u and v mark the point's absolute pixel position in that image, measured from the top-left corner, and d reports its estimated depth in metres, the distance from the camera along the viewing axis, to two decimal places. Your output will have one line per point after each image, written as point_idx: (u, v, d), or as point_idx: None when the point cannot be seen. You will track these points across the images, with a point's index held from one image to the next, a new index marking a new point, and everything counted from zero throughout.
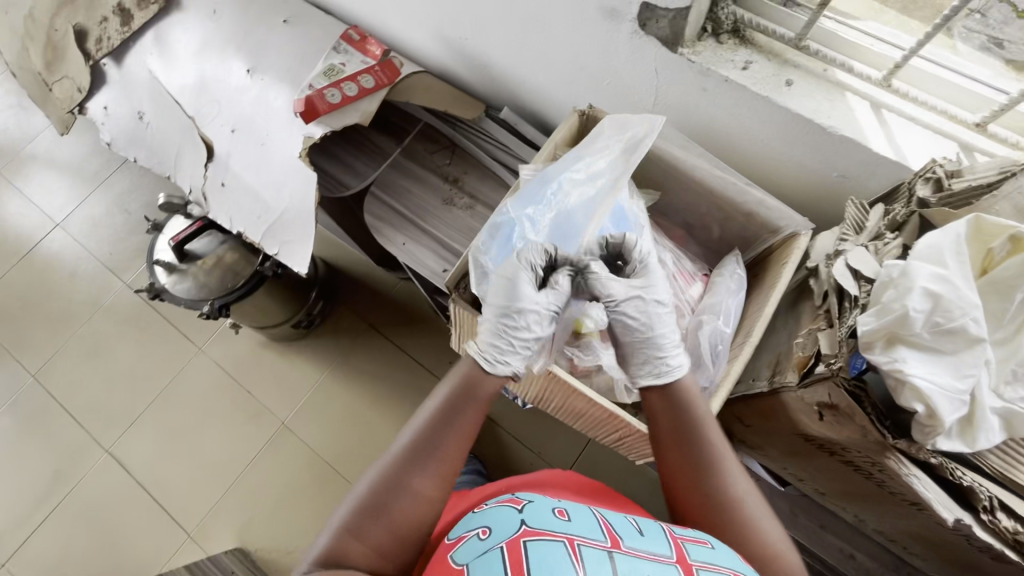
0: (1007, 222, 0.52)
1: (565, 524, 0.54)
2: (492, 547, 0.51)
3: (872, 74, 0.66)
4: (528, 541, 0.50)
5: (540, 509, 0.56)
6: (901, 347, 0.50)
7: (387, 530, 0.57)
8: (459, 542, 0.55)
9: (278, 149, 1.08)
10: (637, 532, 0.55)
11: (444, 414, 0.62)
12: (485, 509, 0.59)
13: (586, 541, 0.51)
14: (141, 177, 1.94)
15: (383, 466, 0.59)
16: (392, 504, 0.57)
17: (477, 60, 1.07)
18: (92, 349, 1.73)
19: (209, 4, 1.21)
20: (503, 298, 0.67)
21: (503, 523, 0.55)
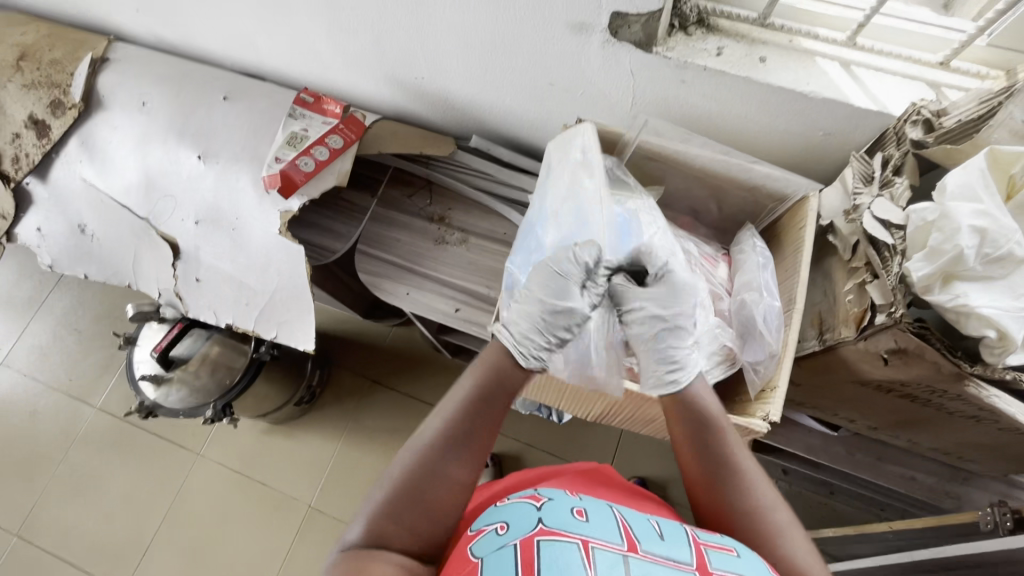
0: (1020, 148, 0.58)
1: (582, 525, 0.54)
2: (506, 544, 0.52)
3: (837, 36, 0.71)
4: (541, 540, 0.51)
5: (559, 508, 0.56)
6: (958, 283, 0.56)
7: (422, 515, 0.56)
8: (477, 536, 0.56)
9: (253, 230, 1.03)
10: (658, 535, 0.55)
11: (474, 398, 0.63)
12: (505, 503, 0.59)
13: (601, 544, 0.51)
14: (83, 289, 1.79)
15: (415, 449, 0.59)
16: (426, 488, 0.57)
17: (436, 96, 1.06)
18: (77, 486, 1.58)
19: (135, 96, 1.13)
20: (546, 291, 0.69)
21: (521, 519, 0.55)
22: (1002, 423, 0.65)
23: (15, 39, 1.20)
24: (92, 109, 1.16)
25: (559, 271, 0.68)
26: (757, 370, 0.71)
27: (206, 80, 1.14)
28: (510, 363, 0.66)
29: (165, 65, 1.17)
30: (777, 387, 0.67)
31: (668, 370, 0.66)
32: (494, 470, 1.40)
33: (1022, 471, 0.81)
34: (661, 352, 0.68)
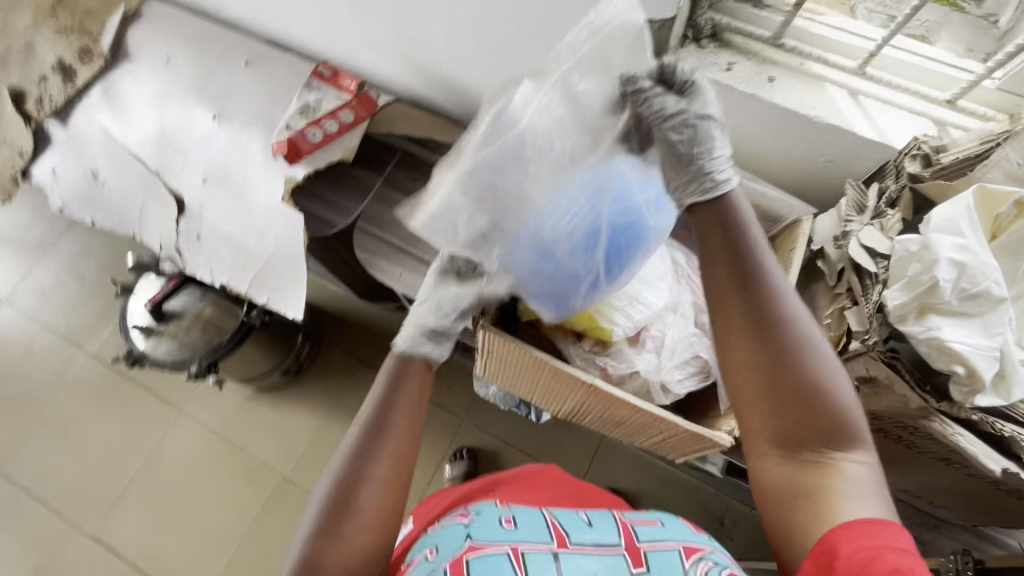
0: (1010, 189, 0.59)
1: (511, 532, 0.54)
2: (437, 568, 0.50)
3: (847, 64, 0.71)
4: (471, 559, 0.50)
5: (489, 518, 0.56)
6: (932, 316, 0.57)
7: (357, 530, 0.54)
8: (409, 567, 0.54)
9: (256, 194, 1.05)
10: (586, 525, 0.57)
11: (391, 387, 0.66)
12: (435, 527, 0.58)
13: (531, 546, 0.52)
14: (91, 237, 1.82)
15: (339, 463, 0.58)
16: (355, 503, 0.55)
17: (453, 85, 1.07)
18: (61, 429, 1.60)
19: (161, 52, 1.16)
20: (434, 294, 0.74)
21: (450, 540, 0.54)
22: (969, 467, 0.64)
23: None
24: (119, 61, 1.18)
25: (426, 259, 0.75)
26: None
27: (231, 44, 1.16)
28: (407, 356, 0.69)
29: (193, 25, 1.19)
30: None
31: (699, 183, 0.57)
32: (468, 463, 1.40)
33: (991, 522, 0.80)
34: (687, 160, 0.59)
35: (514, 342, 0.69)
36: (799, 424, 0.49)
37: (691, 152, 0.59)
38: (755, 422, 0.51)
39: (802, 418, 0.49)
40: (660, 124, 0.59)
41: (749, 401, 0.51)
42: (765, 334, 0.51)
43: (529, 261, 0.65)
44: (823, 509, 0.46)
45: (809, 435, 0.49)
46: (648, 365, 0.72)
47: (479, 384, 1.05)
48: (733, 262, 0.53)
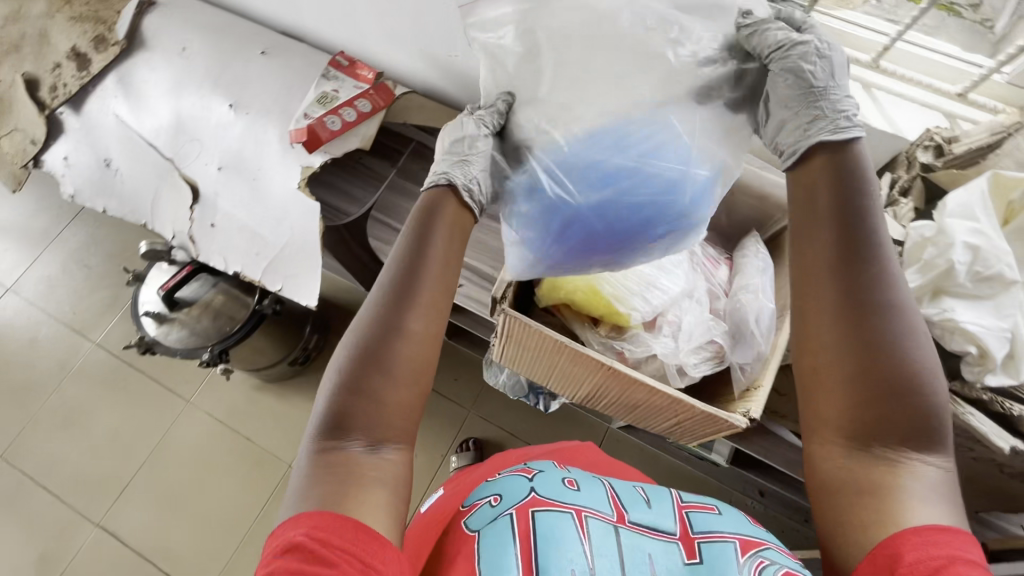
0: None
1: (574, 494, 0.55)
2: (501, 514, 0.52)
3: (861, 58, 0.73)
4: (536, 512, 0.51)
5: (550, 480, 0.57)
6: (947, 298, 0.61)
7: (384, 392, 0.51)
8: (470, 509, 0.56)
9: (273, 183, 1.06)
10: (644, 503, 0.57)
11: (422, 230, 0.58)
12: (498, 477, 0.60)
13: (594, 513, 0.52)
14: (97, 228, 1.83)
15: (367, 313, 0.54)
16: (381, 364, 0.52)
17: (468, 78, 1.08)
18: (68, 416, 1.61)
19: (177, 41, 1.17)
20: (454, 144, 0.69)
21: (513, 490, 0.56)
22: (975, 450, 0.67)
23: None
24: (134, 49, 1.19)
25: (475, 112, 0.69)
26: (744, 368, 0.74)
27: (247, 34, 1.17)
28: (439, 213, 0.60)
29: (209, 15, 1.20)
30: (763, 383, 0.71)
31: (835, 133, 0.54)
32: (475, 453, 1.41)
33: (992, 507, 0.83)
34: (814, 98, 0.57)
35: (536, 326, 0.70)
36: (880, 430, 0.45)
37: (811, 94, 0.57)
38: (833, 412, 0.47)
39: (875, 388, 0.45)
40: (779, 57, 0.57)
41: (833, 394, 0.48)
42: (870, 319, 0.46)
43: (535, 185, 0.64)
44: (880, 477, 0.45)
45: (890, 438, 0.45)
46: (665, 348, 0.74)
47: (490, 371, 1.07)
48: (841, 238, 0.48)
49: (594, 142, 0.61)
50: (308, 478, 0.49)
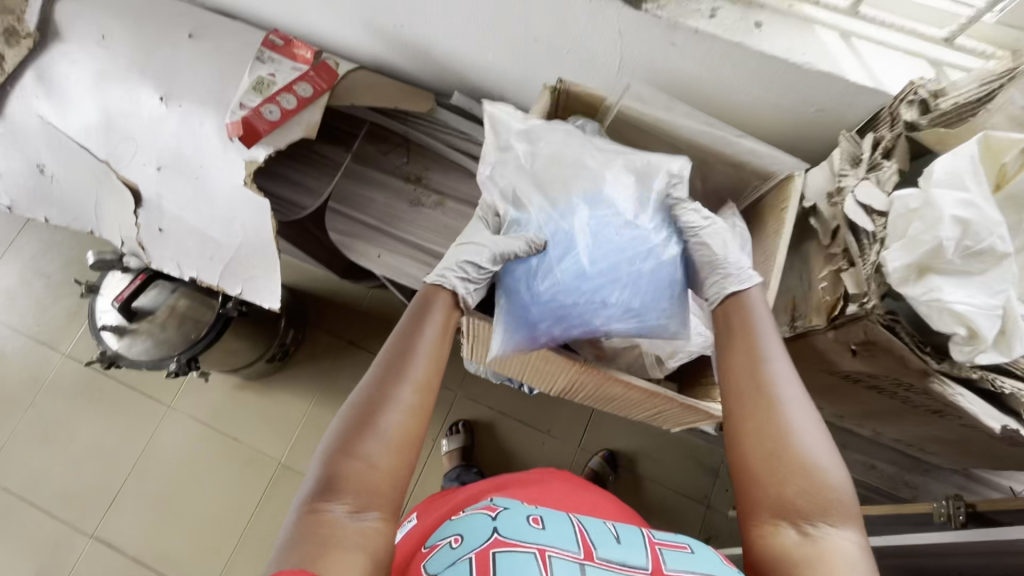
0: (1016, 137, 0.56)
1: (539, 533, 0.52)
2: (460, 559, 0.50)
3: (838, 4, 0.66)
4: (497, 553, 0.49)
5: (515, 516, 0.54)
6: (933, 276, 0.56)
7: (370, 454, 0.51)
8: (432, 552, 0.53)
9: (218, 181, 0.98)
10: (615, 539, 0.53)
11: (419, 307, 0.62)
12: (461, 515, 0.57)
13: (558, 552, 0.50)
14: (51, 234, 1.73)
15: (363, 383, 0.55)
16: (371, 423, 0.52)
17: (417, 50, 0.99)
18: (47, 432, 1.57)
19: (95, 29, 1.06)
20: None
21: (475, 530, 0.53)
22: (961, 418, 0.65)
23: None
24: (50, 40, 1.08)
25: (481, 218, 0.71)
26: None
27: (171, 16, 1.06)
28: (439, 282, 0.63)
29: None
30: None
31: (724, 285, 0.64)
32: (465, 436, 1.40)
33: (977, 464, 0.83)
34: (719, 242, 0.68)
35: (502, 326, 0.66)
36: (801, 510, 0.48)
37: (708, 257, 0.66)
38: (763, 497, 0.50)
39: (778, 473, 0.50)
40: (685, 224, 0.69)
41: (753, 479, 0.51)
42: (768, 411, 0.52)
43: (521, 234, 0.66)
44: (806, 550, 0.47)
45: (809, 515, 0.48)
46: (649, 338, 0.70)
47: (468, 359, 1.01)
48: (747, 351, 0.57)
49: (577, 205, 0.66)
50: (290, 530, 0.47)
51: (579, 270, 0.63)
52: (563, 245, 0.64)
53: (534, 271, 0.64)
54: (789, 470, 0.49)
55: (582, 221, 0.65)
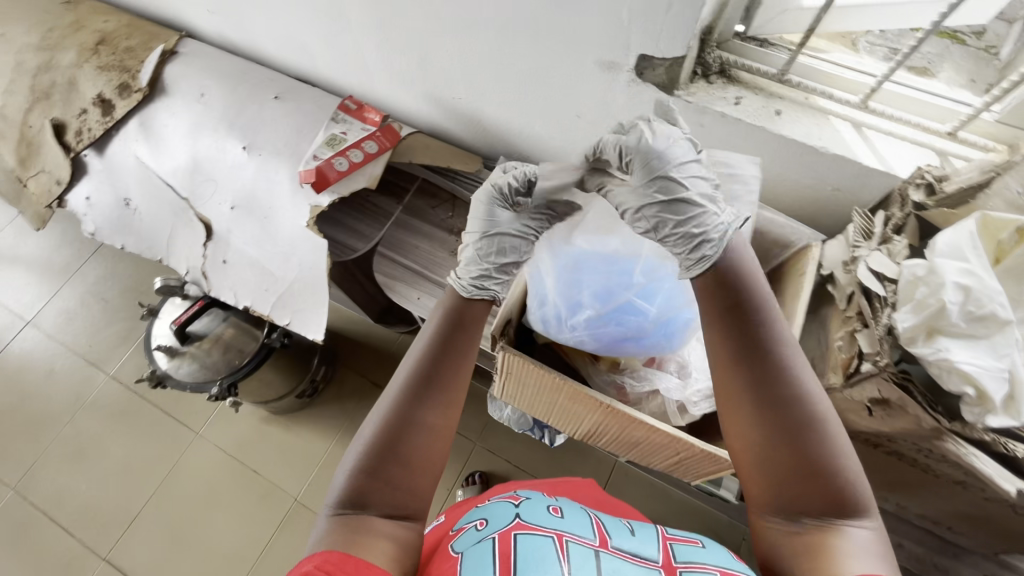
0: (1012, 217, 0.62)
1: (557, 521, 0.56)
2: (485, 538, 0.54)
3: (851, 99, 0.75)
4: (518, 534, 0.52)
5: (535, 506, 0.59)
6: (941, 338, 0.61)
7: (402, 475, 0.58)
8: (458, 534, 0.58)
9: (283, 221, 1.09)
10: (628, 532, 0.59)
11: (443, 339, 0.66)
12: (486, 504, 0.62)
13: (575, 538, 0.53)
14: (115, 262, 1.88)
15: (385, 406, 0.61)
16: (403, 449, 0.58)
17: (470, 118, 1.12)
18: (79, 449, 1.63)
19: (196, 87, 1.23)
20: (473, 217, 0.76)
21: (499, 516, 0.57)
22: (985, 490, 0.67)
23: (98, 26, 1.31)
24: (155, 95, 1.25)
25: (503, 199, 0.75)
26: None
27: (262, 80, 1.23)
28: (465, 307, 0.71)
29: (226, 62, 1.26)
30: None
31: (692, 246, 0.62)
32: (480, 487, 1.40)
33: (1008, 546, 0.82)
34: (650, 173, 0.65)
35: (535, 362, 0.71)
36: (797, 500, 0.51)
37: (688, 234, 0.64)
38: (755, 486, 0.54)
39: (780, 464, 0.52)
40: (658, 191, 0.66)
41: (752, 471, 0.55)
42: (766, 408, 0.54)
43: (568, 268, 0.76)
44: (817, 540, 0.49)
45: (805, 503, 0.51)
46: (669, 386, 0.75)
47: (494, 406, 1.07)
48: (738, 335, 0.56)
49: (626, 278, 0.75)
50: (327, 529, 0.54)
51: (596, 328, 0.75)
52: (594, 314, 0.75)
53: (570, 304, 0.76)
54: (788, 461, 0.52)
55: (623, 289, 0.74)
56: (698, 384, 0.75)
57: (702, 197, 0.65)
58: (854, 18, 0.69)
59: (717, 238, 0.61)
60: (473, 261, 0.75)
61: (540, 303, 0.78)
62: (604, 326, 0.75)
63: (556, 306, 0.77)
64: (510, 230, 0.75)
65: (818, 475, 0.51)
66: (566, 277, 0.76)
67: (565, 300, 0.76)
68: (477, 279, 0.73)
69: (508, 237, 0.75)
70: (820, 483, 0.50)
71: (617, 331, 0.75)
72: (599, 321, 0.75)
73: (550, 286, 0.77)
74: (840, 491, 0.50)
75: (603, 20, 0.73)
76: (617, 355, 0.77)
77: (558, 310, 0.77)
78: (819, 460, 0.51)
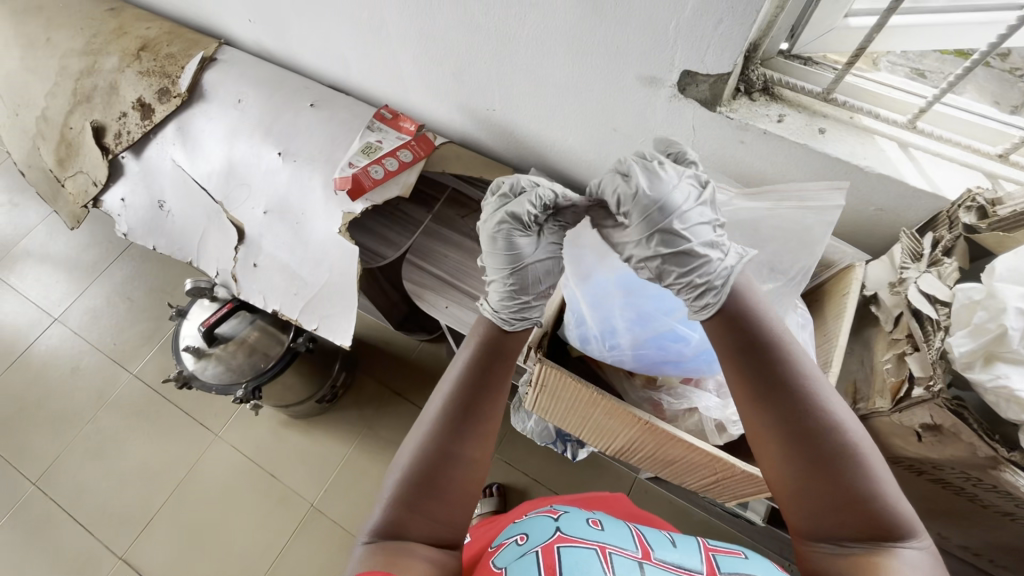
0: None
1: (598, 533, 0.56)
2: (527, 552, 0.53)
3: (898, 119, 0.74)
4: (561, 547, 0.52)
5: (575, 520, 0.58)
6: (1000, 364, 0.60)
7: (440, 505, 0.59)
8: (499, 549, 0.57)
9: (316, 227, 1.10)
10: (670, 544, 0.57)
11: (478, 364, 0.66)
12: (524, 519, 0.61)
13: (618, 550, 0.52)
14: (142, 262, 1.91)
15: (420, 435, 0.62)
16: (441, 479, 0.59)
17: (503, 130, 1.12)
18: (100, 447, 1.64)
19: (233, 94, 1.25)
20: (494, 253, 0.72)
21: (539, 530, 0.56)
22: None
23: (140, 32, 1.35)
24: (193, 100, 1.27)
25: (520, 229, 0.70)
26: None
27: (298, 88, 1.25)
28: (500, 333, 0.71)
29: (263, 69, 1.28)
30: None
31: (695, 295, 0.61)
32: (498, 499, 1.39)
33: None
34: (650, 225, 0.63)
35: (572, 375, 0.70)
36: (840, 528, 0.52)
37: (695, 284, 0.62)
38: (795, 516, 0.54)
39: (818, 491, 0.52)
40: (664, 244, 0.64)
41: (790, 501, 0.55)
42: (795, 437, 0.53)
43: (603, 293, 0.76)
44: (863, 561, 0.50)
45: (849, 532, 0.51)
46: (707, 405, 0.74)
47: (518, 417, 1.07)
48: (755, 371, 0.55)
49: (663, 300, 0.74)
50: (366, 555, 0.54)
51: (635, 352, 0.75)
52: (632, 338, 0.75)
53: (607, 328, 0.76)
54: (822, 488, 0.52)
55: (659, 312, 0.74)
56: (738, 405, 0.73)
57: (704, 246, 0.63)
58: (901, 37, 0.69)
59: (720, 285, 0.60)
60: (499, 297, 0.72)
61: (576, 326, 0.78)
62: (643, 349, 0.74)
63: (592, 330, 0.77)
64: (530, 260, 0.72)
65: (857, 501, 0.51)
66: (602, 300, 0.76)
67: (602, 323, 0.76)
68: (510, 316, 0.71)
69: (538, 265, 0.72)
70: (860, 508, 0.51)
71: (656, 354, 0.74)
72: (638, 345, 0.74)
73: (586, 310, 0.77)
74: (880, 517, 0.50)
75: (647, 35, 0.74)
76: (653, 374, 0.76)
77: (595, 334, 0.76)
78: (858, 487, 0.51)
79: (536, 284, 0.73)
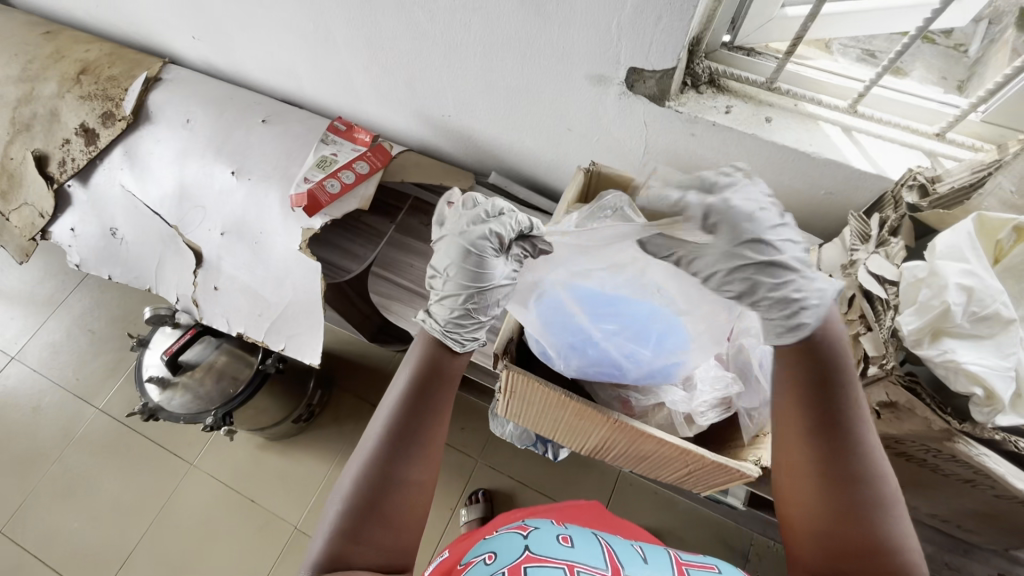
0: (1006, 217, 0.65)
1: (567, 550, 0.55)
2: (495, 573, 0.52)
3: (839, 104, 0.76)
4: (528, 567, 0.51)
5: (545, 536, 0.58)
6: (947, 338, 0.62)
7: (382, 529, 0.59)
8: (467, 568, 0.56)
9: (275, 246, 1.08)
10: (641, 559, 0.57)
11: (418, 387, 0.64)
12: (494, 535, 0.61)
13: (587, 569, 0.52)
14: (102, 292, 1.85)
15: (362, 463, 0.60)
16: (386, 505, 0.59)
17: (461, 136, 1.11)
18: (68, 487, 1.58)
19: (181, 114, 1.21)
20: (463, 263, 0.67)
21: (507, 549, 0.56)
22: (995, 487, 0.67)
23: (79, 54, 1.29)
24: (140, 123, 1.24)
25: (478, 250, 0.67)
26: (751, 416, 0.74)
27: (248, 104, 1.22)
28: (437, 347, 0.68)
29: (211, 87, 1.25)
30: None
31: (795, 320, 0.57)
32: (484, 506, 1.38)
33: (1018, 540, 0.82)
34: None
35: (541, 382, 0.70)
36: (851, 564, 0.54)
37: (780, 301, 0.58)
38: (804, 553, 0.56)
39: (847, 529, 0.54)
40: None
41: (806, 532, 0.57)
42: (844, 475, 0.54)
43: (545, 315, 0.72)
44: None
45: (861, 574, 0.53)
46: (675, 400, 0.74)
47: (495, 423, 1.06)
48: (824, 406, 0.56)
49: (612, 318, 0.70)
50: None
51: (589, 371, 0.74)
52: (584, 359, 0.73)
53: (558, 350, 0.74)
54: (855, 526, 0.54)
55: (609, 331, 0.70)
56: (704, 396, 0.73)
57: None
58: (838, 25, 0.70)
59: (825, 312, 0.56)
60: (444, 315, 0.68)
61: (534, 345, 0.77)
62: (595, 369, 0.74)
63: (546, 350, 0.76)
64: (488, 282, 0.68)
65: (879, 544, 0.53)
66: (547, 321, 0.73)
67: (553, 346, 0.74)
68: (451, 333, 0.68)
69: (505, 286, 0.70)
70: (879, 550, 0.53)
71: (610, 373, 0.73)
72: (589, 365, 0.73)
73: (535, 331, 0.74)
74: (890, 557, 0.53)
75: (592, 35, 0.74)
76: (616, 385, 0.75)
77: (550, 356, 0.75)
78: (878, 537, 0.53)
79: (490, 304, 0.70)
